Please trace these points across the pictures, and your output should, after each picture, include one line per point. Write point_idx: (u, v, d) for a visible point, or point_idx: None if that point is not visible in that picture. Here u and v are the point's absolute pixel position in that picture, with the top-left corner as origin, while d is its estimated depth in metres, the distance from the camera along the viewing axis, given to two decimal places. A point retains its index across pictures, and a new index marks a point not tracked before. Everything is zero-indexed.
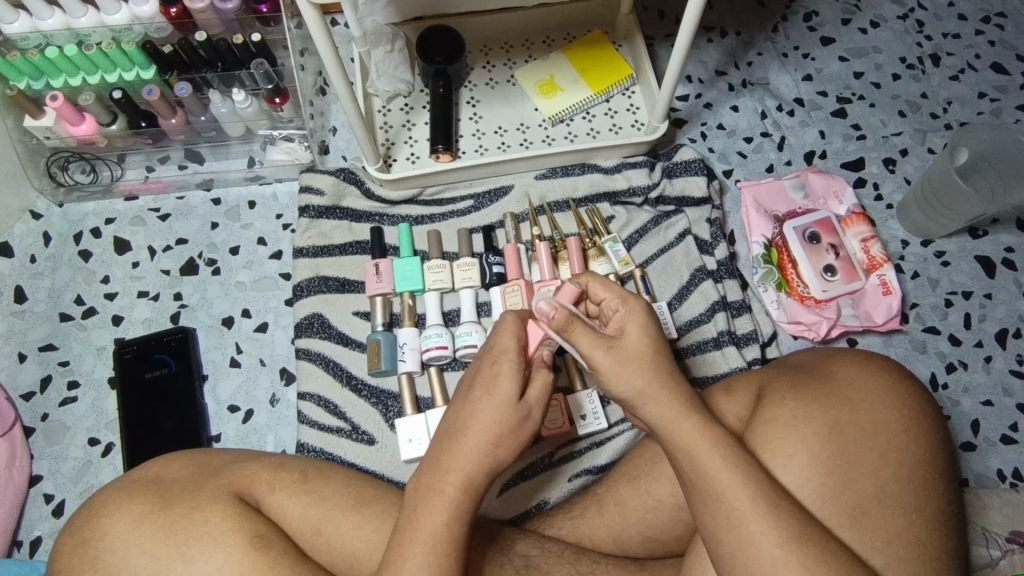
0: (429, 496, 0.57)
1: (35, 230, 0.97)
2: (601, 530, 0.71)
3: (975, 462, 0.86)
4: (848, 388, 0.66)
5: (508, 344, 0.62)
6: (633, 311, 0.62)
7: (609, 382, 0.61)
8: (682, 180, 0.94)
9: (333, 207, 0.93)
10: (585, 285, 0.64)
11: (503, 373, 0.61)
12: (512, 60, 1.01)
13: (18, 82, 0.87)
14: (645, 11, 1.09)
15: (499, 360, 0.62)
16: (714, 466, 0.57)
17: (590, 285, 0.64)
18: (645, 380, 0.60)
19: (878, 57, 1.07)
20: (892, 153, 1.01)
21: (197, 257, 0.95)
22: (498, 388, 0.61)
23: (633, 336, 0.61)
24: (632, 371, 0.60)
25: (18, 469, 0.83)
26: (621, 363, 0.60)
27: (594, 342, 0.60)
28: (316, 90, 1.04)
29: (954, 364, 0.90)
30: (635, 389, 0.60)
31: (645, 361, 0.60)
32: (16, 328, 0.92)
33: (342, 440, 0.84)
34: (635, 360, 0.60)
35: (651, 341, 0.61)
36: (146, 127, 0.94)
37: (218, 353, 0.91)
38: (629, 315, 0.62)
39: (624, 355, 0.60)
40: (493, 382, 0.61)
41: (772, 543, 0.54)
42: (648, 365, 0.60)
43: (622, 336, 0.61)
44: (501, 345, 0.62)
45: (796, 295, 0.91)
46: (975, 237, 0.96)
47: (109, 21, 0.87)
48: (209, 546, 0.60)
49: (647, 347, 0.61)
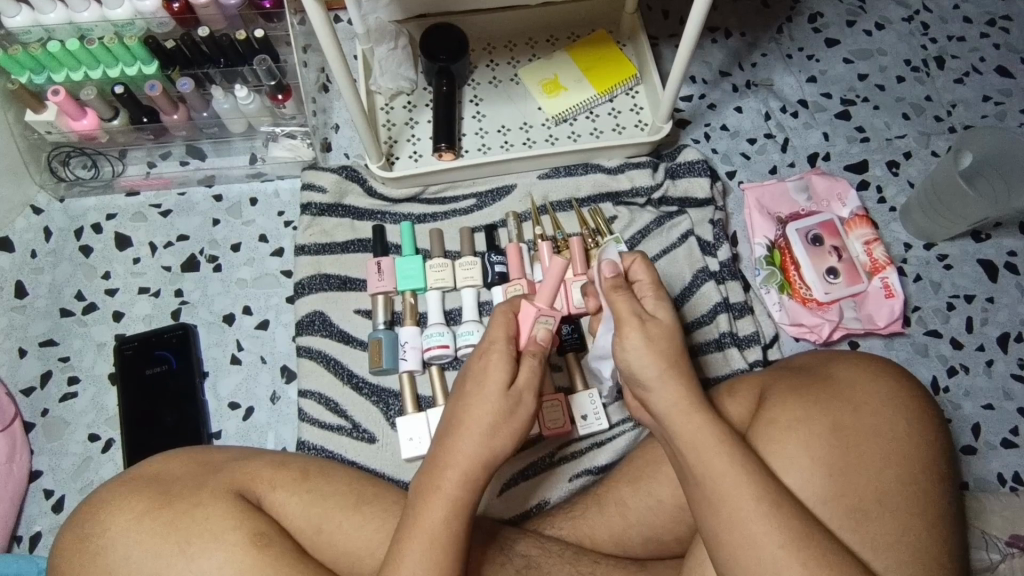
0: (428, 494, 0.57)
1: (35, 225, 0.96)
2: (602, 530, 0.71)
3: (975, 466, 0.86)
4: (852, 390, 0.66)
5: (496, 335, 0.62)
6: (668, 297, 0.64)
7: (633, 358, 0.61)
8: (685, 180, 0.94)
9: (334, 205, 0.93)
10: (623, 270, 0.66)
11: (492, 363, 0.61)
12: (515, 59, 1.01)
13: (20, 76, 0.87)
14: (649, 11, 1.09)
15: (489, 352, 0.62)
16: (719, 465, 0.57)
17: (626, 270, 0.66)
18: (663, 368, 0.60)
19: (883, 59, 1.07)
20: (896, 155, 1.01)
21: (198, 254, 0.95)
22: (489, 378, 0.60)
23: (663, 318, 0.63)
24: (663, 347, 0.61)
25: (17, 464, 0.83)
26: (649, 339, 0.61)
27: (631, 312, 0.62)
28: (318, 86, 1.03)
29: (955, 368, 0.90)
30: (656, 369, 0.60)
31: (667, 349, 0.61)
32: (16, 322, 0.91)
33: (343, 438, 0.83)
34: (660, 341, 0.61)
35: (674, 331, 0.62)
36: (148, 123, 0.93)
37: (219, 350, 0.90)
38: (659, 302, 0.64)
39: (651, 332, 0.61)
40: (482, 374, 0.61)
41: (775, 545, 0.54)
42: (670, 351, 0.61)
43: (654, 316, 0.63)
44: (494, 335, 0.63)
45: (798, 297, 0.91)
46: (978, 241, 0.96)
47: (111, 15, 0.86)
48: (209, 543, 0.60)
49: (672, 335, 0.62)
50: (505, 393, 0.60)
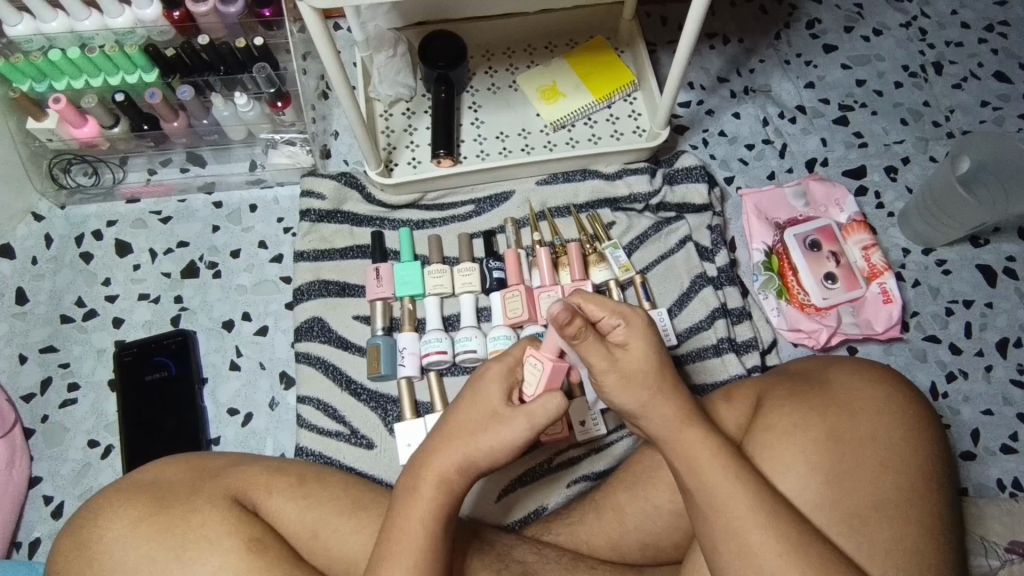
0: (410, 493, 0.57)
1: (37, 232, 0.97)
2: (599, 537, 0.71)
3: (975, 472, 0.86)
4: (850, 397, 0.66)
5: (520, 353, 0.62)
6: (637, 325, 0.60)
7: (614, 395, 0.60)
8: (683, 187, 0.94)
9: (333, 212, 0.93)
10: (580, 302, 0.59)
11: (495, 379, 0.61)
12: (513, 66, 1.01)
13: (21, 84, 0.87)
14: (647, 17, 1.09)
15: (495, 362, 0.62)
16: (714, 476, 0.57)
17: (585, 301, 0.59)
18: (648, 397, 0.59)
19: (881, 65, 1.07)
20: (894, 161, 1.01)
21: (197, 260, 0.96)
22: (482, 394, 0.60)
23: (635, 352, 0.59)
24: (638, 385, 0.59)
25: (17, 469, 0.83)
26: (622, 382, 0.59)
27: (599, 355, 0.58)
28: (318, 93, 1.04)
29: (954, 373, 0.90)
30: (638, 402, 0.59)
31: (649, 379, 0.59)
32: (17, 329, 0.92)
33: (341, 444, 0.84)
34: (637, 375, 0.59)
35: (652, 356, 0.59)
36: (149, 130, 0.94)
37: (218, 356, 0.91)
38: (630, 330, 0.60)
39: (626, 370, 0.59)
40: (478, 387, 0.61)
41: (772, 553, 0.54)
42: (649, 380, 0.59)
43: (625, 349, 0.59)
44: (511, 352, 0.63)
45: (796, 302, 0.91)
46: (976, 246, 0.96)
47: (113, 24, 0.87)
48: (205, 551, 0.60)
49: (648, 368, 0.59)
50: (507, 408, 0.59)
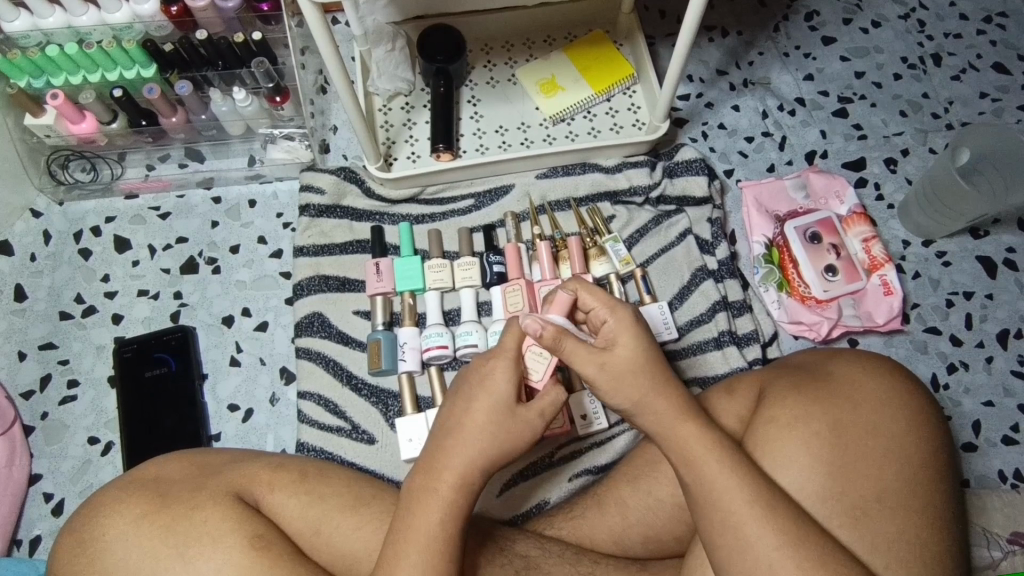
0: (420, 489, 0.57)
1: (35, 229, 0.96)
2: (602, 531, 0.71)
3: (977, 464, 0.86)
4: (850, 390, 0.66)
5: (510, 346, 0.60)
6: (623, 321, 0.60)
7: (606, 394, 0.60)
8: (682, 180, 0.94)
9: (332, 207, 0.93)
10: (575, 293, 0.62)
11: (496, 372, 0.60)
12: (512, 59, 1.01)
13: (19, 80, 0.87)
14: (645, 10, 1.09)
15: (498, 357, 0.61)
16: (712, 470, 0.57)
17: (580, 291, 0.62)
18: (643, 394, 0.59)
19: (880, 57, 1.07)
20: (894, 153, 1.01)
21: (197, 256, 0.95)
22: (485, 387, 0.60)
23: (624, 349, 0.60)
24: (632, 383, 0.59)
25: (17, 467, 0.83)
26: (613, 381, 0.60)
27: (585, 359, 0.59)
28: (316, 88, 1.04)
29: (955, 365, 0.90)
30: (633, 397, 0.60)
31: (639, 377, 0.60)
32: (16, 326, 0.92)
33: (343, 439, 0.83)
34: (626, 372, 0.59)
35: (641, 356, 0.60)
36: (146, 125, 0.93)
37: (218, 352, 0.91)
38: (618, 324, 0.61)
39: (616, 371, 0.59)
40: (483, 378, 0.60)
41: (771, 547, 0.54)
42: (642, 376, 0.60)
43: (613, 348, 0.60)
44: (505, 344, 0.61)
45: (797, 295, 0.91)
46: (976, 237, 0.96)
47: (110, 19, 0.86)
48: (208, 546, 0.60)
49: (637, 361, 0.60)
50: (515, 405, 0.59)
